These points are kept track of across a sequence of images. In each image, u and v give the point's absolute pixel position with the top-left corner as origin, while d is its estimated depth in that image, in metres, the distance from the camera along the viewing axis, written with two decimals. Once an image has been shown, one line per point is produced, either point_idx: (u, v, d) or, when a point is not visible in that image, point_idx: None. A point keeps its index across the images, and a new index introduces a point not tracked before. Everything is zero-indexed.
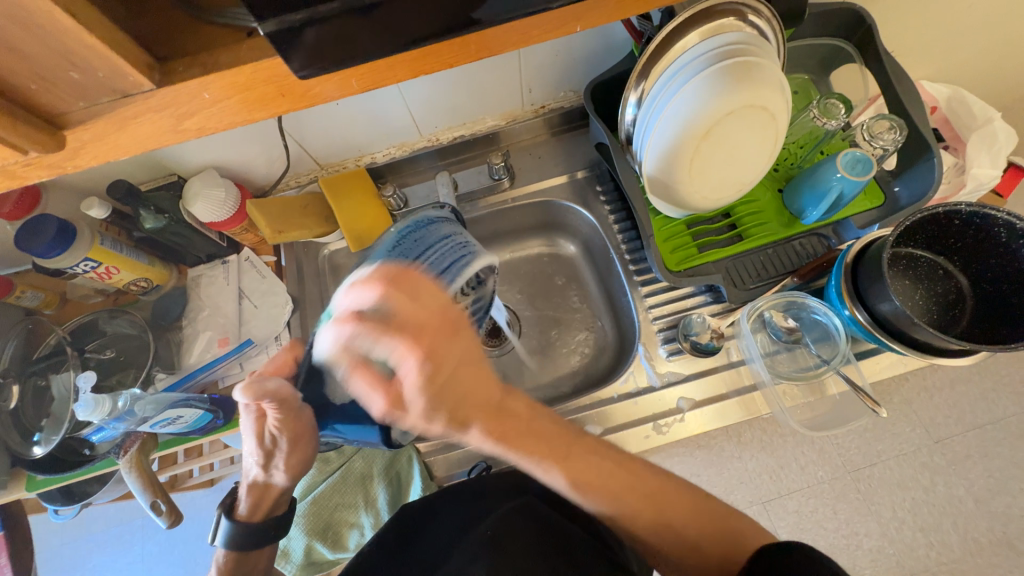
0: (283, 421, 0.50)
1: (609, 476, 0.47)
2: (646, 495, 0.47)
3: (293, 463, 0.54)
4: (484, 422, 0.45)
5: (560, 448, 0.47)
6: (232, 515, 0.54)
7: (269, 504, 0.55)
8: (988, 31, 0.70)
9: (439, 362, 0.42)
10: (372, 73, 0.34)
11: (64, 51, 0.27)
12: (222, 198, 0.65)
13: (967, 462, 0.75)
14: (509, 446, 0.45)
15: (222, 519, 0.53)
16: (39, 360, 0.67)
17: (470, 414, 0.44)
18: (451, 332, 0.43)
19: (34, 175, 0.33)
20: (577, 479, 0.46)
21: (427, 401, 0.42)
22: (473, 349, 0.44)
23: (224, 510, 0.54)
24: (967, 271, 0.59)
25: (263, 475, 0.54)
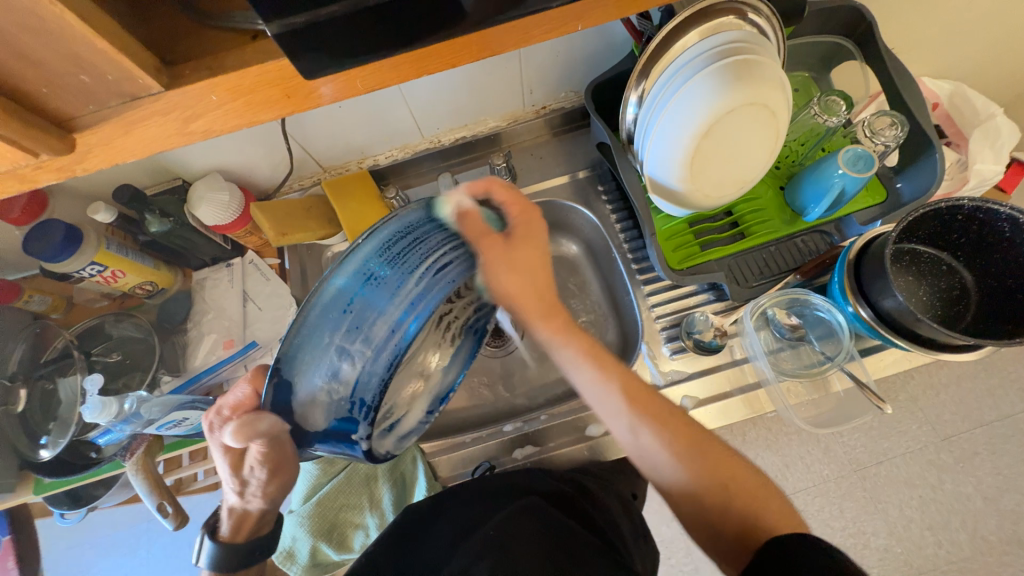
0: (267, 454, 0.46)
1: (655, 406, 0.51)
2: (688, 437, 0.49)
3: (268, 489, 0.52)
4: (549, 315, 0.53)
5: (631, 388, 0.51)
6: (215, 537, 0.51)
7: (252, 526, 0.53)
8: (989, 27, 0.70)
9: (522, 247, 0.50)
10: (375, 74, 0.34)
11: (73, 55, 0.28)
12: (226, 202, 0.66)
13: (974, 460, 0.75)
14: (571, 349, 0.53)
15: (205, 541, 0.50)
16: (46, 363, 0.67)
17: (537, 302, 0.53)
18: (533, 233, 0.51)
19: (43, 178, 0.34)
20: (630, 396, 0.51)
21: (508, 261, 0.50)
22: (537, 257, 0.51)
23: (205, 532, 0.51)
24: (970, 266, 0.59)
25: (240, 501, 0.52)
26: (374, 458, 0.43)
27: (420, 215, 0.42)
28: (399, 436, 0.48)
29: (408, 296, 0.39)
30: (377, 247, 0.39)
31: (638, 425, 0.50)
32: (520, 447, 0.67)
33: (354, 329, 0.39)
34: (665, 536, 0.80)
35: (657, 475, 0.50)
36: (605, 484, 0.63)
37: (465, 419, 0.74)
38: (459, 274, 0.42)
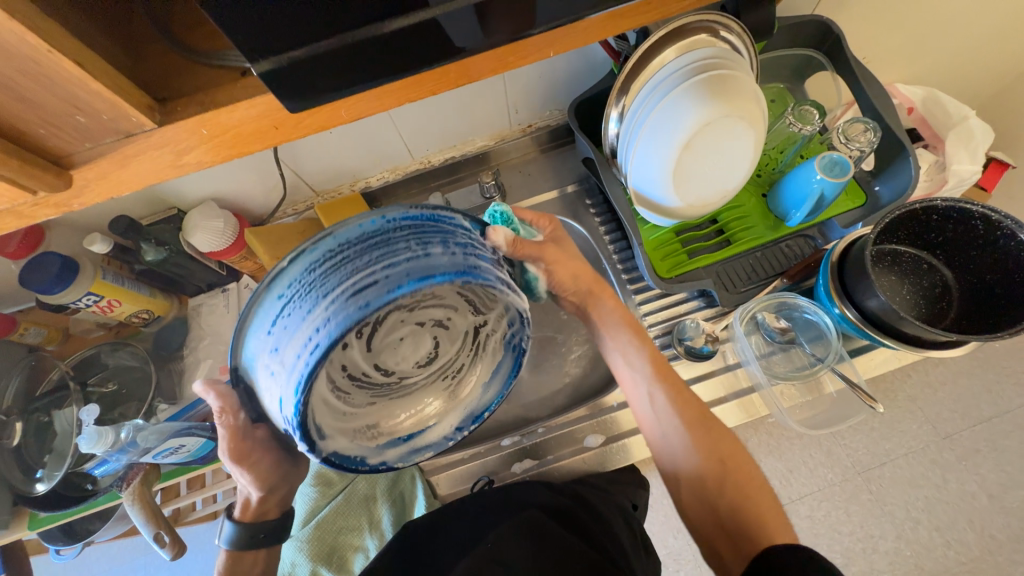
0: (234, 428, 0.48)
1: (679, 388, 0.54)
2: (700, 416, 0.53)
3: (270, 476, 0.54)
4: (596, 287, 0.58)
5: (657, 363, 0.55)
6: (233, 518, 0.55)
7: (257, 509, 0.55)
8: (956, 35, 0.73)
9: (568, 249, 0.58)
10: (360, 103, 0.36)
11: (71, 97, 0.29)
12: (221, 229, 0.67)
13: (976, 457, 0.75)
14: (616, 315, 0.58)
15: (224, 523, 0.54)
16: (41, 396, 0.67)
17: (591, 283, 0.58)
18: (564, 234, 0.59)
19: (41, 214, 0.35)
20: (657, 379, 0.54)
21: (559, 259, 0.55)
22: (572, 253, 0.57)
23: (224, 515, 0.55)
24: (950, 263, 0.60)
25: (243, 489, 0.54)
26: (340, 465, 0.43)
27: (366, 228, 0.38)
28: (396, 452, 0.48)
29: (312, 323, 0.35)
30: (306, 265, 0.37)
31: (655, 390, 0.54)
32: (519, 461, 0.67)
33: (275, 348, 0.37)
34: (672, 548, 0.79)
35: (667, 456, 0.53)
36: (604, 494, 0.63)
37: None
38: (380, 296, 0.34)
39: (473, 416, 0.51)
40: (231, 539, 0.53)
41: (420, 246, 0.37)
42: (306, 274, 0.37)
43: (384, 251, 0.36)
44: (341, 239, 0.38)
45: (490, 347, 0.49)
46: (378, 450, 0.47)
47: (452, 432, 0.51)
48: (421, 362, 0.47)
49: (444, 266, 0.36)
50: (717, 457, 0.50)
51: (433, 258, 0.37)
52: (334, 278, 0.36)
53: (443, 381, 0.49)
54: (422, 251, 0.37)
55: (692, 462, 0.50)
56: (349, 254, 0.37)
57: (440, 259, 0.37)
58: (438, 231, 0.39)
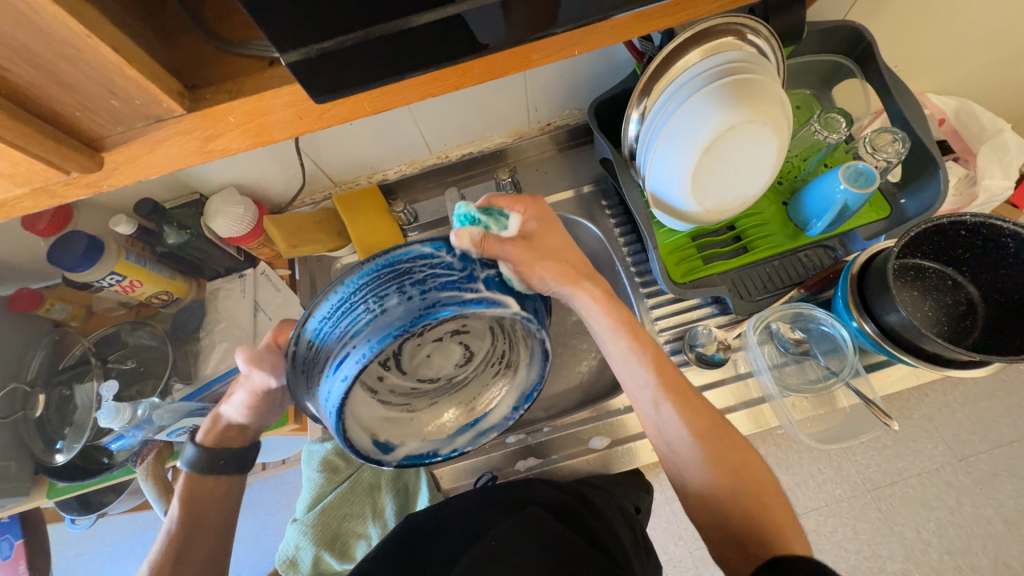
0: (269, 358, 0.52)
1: (690, 395, 0.51)
2: (717, 425, 0.50)
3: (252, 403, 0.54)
4: (579, 279, 0.53)
5: (660, 365, 0.52)
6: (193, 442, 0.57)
7: (220, 436, 0.57)
8: (995, 46, 0.70)
9: (548, 233, 0.53)
10: (381, 97, 0.36)
11: (106, 82, 0.30)
12: (240, 215, 0.68)
13: (994, 482, 0.73)
14: (609, 307, 0.53)
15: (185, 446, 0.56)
16: (64, 370, 0.69)
17: (577, 272, 0.53)
18: (551, 218, 0.55)
19: (72, 194, 0.36)
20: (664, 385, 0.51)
21: (539, 252, 0.51)
22: (558, 240, 0.54)
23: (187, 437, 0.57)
24: (976, 281, 0.58)
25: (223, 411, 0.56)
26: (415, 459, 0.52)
27: (335, 300, 0.41)
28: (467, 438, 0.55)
29: (320, 398, 0.42)
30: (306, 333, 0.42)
31: (660, 398, 0.51)
32: (523, 459, 0.67)
33: (311, 401, 0.44)
34: (673, 555, 0.79)
35: (679, 470, 0.51)
36: (605, 494, 0.62)
37: None
38: (356, 366, 0.38)
39: (526, 396, 0.54)
40: (191, 462, 0.56)
41: (395, 299, 0.40)
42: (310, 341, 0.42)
43: (364, 311, 0.40)
44: (323, 309, 0.41)
45: (519, 331, 0.52)
46: (450, 440, 0.55)
47: (511, 412, 0.54)
48: (460, 358, 0.53)
49: (401, 317, 0.39)
50: (729, 469, 0.48)
51: (392, 312, 0.39)
52: (332, 348, 0.40)
53: (491, 369, 0.54)
54: (380, 310, 0.39)
55: (705, 475, 0.49)
56: (335, 319, 0.41)
57: (410, 309, 0.39)
58: (398, 273, 0.41)
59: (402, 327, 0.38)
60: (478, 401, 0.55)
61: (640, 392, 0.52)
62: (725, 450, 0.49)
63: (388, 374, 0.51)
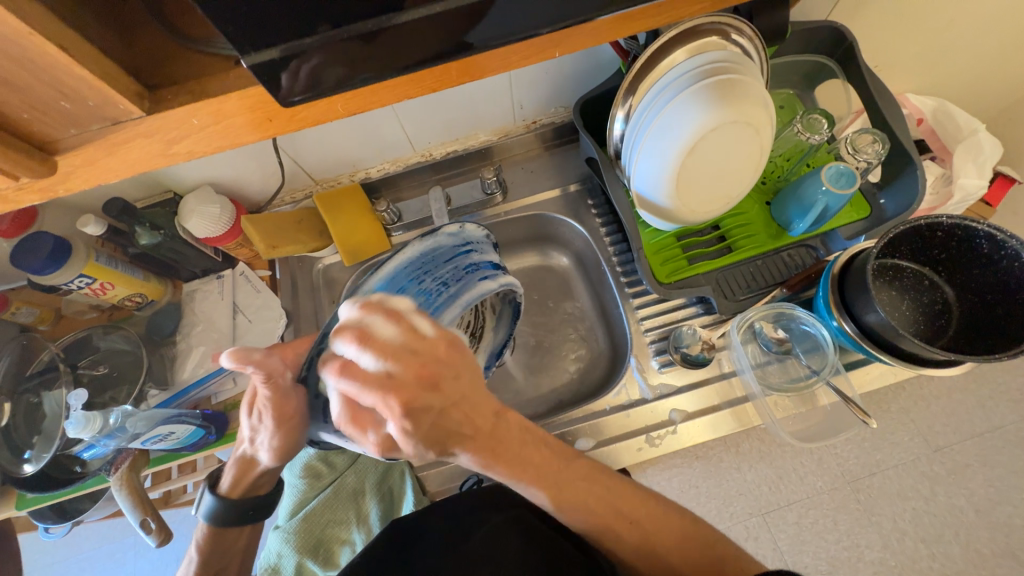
0: (272, 399, 0.47)
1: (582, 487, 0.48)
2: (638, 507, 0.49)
3: (276, 448, 0.50)
4: (454, 447, 0.42)
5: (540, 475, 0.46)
6: (216, 490, 0.57)
7: (249, 483, 0.56)
8: (972, 47, 0.71)
9: (444, 388, 0.40)
10: (358, 96, 0.35)
11: (55, 82, 0.29)
12: (217, 214, 0.66)
13: (966, 471, 0.75)
14: (498, 463, 0.44)
15: (205, 495, 0.56)
16: (32, 376, 0.67)
17: (462, 439, 0.42)
18: (417, 335, 0.40)
19: (27, 199, 0.35)
20: (560, 499, 0.47)
21: (422, 435, 0.38)
22: (470, 387, 0.42)
23: (207, 486, 0.57)
24: (952, 281, 0.60)
25: (252, 452, 0.53)
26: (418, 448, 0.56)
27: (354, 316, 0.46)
28: None
29: None
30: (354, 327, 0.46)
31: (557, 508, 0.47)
32: None
33: None
34: None
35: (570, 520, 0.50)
36: None
37: None
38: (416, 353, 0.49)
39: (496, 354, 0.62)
40: (208, 514, 0.56)
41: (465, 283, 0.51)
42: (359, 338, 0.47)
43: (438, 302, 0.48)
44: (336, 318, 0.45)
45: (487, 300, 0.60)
46: None
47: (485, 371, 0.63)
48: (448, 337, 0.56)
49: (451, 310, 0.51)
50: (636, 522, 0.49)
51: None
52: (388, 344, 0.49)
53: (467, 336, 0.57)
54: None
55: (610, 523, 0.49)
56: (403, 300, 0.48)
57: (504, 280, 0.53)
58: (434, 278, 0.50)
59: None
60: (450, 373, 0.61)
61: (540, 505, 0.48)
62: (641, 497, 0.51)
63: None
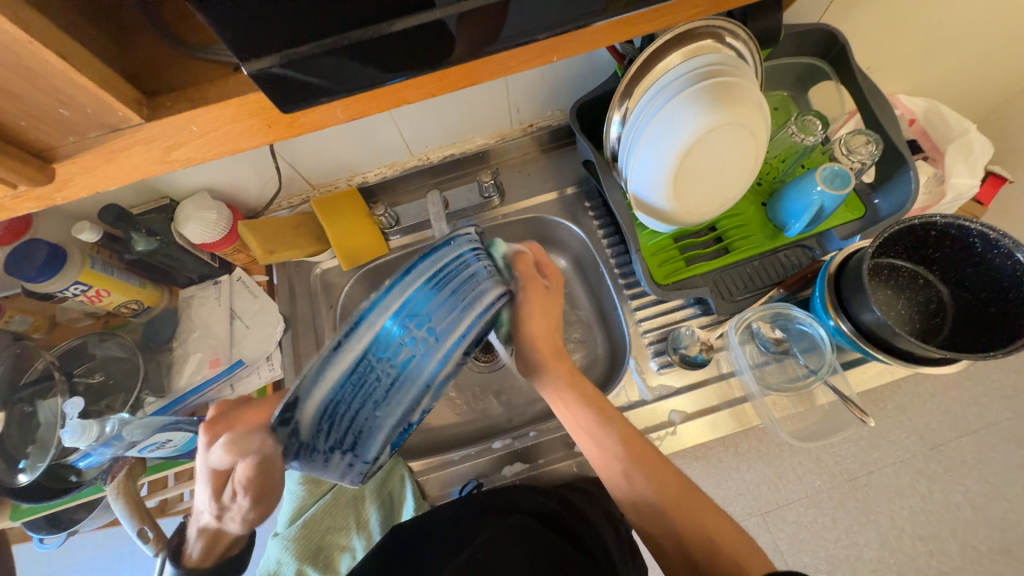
0: (253, 480, 0.43)
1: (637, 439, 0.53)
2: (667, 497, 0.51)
3: (247, 522, 0.48)
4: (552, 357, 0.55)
5: (596, 406, 0.54)
6: (179, 561, 0.53)
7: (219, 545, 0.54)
8: (963, 48, 0.72)
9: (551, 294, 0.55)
10: (357, 102, 0.35)
11: (53, 90, 0.28)
12: (213, 220, 0.65)
13: (962, 468, 0.75)
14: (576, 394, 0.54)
15: (170, 567, 0.52)
16: (26, 385, 0.66)
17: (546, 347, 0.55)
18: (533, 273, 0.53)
19: (24, 207, 0.34)
20: (623, 442, 0.52)
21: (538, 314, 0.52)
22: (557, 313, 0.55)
23: (171, 557, 0.53)
24: (946, 279, 0.60)
25: (216, 523, 0.50)
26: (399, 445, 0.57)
27: (338, 389, 0.36)
28: None
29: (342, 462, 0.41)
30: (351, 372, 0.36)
31: (632, 471, 0.51)
32: (510, 464, 0.67)
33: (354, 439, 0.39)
34: None
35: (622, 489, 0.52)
36: (590, 498, 0.62)
37: (456, 436, 0.73)
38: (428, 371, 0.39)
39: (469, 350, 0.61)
40: None
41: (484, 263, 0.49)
42: (363, 377, 0.36)
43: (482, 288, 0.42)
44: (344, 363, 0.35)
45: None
46: None
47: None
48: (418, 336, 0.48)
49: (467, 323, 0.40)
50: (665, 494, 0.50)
51: (415, 365, 0.38)
52: (385, 378, 0.37)
53: None
54: (397, 369, 0.38)
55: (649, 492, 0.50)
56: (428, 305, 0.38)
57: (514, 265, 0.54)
58: (438, 295, 0.38)
59: (445, 359, 0.39)
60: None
61: (611, 464, 0.52)
62: (663, 489, 0.50)
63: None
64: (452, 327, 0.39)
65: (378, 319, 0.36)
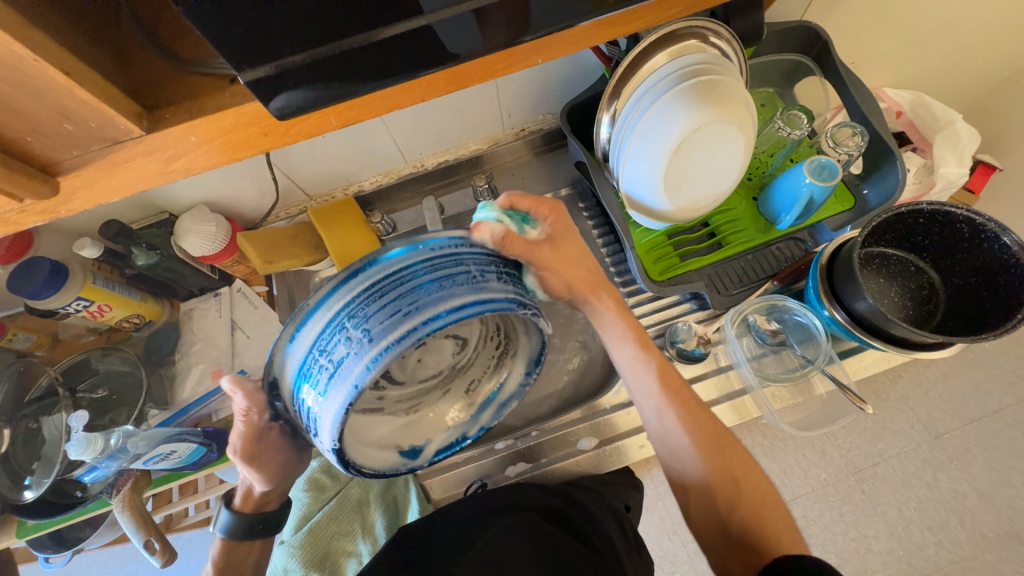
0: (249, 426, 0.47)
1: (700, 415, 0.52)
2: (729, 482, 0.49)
3: (263, 475, 0.51)
4: (597, 290, 0.54)
5: (674, 384, 0.53)
6: (231, 507, 0.55)
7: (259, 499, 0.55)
8: (945, 40, 0.74)
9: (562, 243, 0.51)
10: (351, 108, 0.36)
11: (57, 106, 0.29)
12: (213, 232, 0.66)
13: (967, 456, 0.76)
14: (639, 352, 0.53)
15: (221, 512, 0.54)
16: (30, 403, 0.66)
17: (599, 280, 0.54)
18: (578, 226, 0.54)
19: (28, 221, 0.35)
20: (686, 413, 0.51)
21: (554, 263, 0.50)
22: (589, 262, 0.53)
23: (222, 504, 0.55)
24: (937, 266, 0.61)
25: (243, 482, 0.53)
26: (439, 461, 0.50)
27: (298, 363, 0.38)
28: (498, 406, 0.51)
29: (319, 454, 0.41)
30: (304, 354, 0.38)
31: (664, 406, 0.52)
32: (512, 464, 0.67)
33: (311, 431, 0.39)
34: (667, 550, 0.82)
35: (677, 466, 0.51)
36: (594, 495, 0.64)
37: None
38: (351, 373, 0.35)
39: (535, 360, 0.49)
40: (226, 528, 0.53)
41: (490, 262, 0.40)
42: (311, 362, 0.37)
43: (437, 287, 0.36)
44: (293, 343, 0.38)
45: None
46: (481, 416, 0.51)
47: (526, 378, 0.50)
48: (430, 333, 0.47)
49: (394, 326, 0.35)
50: (728, 473, 0.49)
51: (347, 366, 0.35)
52: (323, 374, 0.36)
53: (492, 345, 0.51)
54: (333, 364, 0.36)
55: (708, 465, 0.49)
56: (366, 300, 0.36)
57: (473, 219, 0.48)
58: (395, 295, 0.36)
59: (375, 361, 0.34)
60: (489, 374, 0.51)
61: (641, 399, 0.53)
62: (717, 468, 0.49)
63: (387, 389, 0.48)
64: (390, 329, 0.35)
65: (336, 303, 0.37)
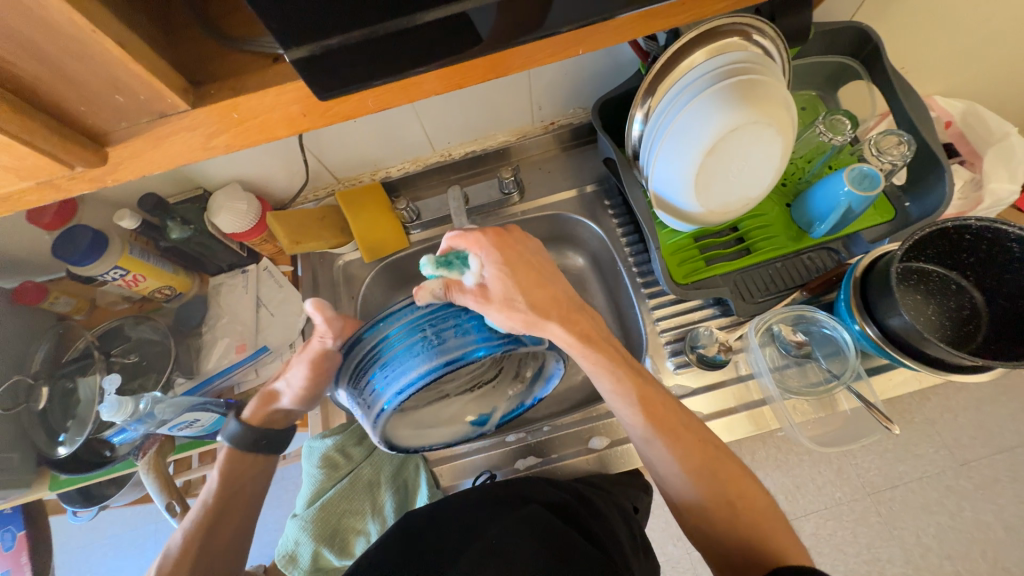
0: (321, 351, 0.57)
1: (693, 436, 0.51)
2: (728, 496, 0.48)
3: (299, 394, 0.61)
4: (570, 314, 0.53)
5: (657, 409, 0.52)
6: (239, 418, 0.63)
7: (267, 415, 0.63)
8: (1005, 48, 0.70)
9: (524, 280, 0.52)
10: (387, 92, 0.36)
11: (111, 77, 0.30)
12: (244, 210, 0.68)
13: (995, 486, 0.72)
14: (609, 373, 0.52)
15: (230, 421, 0.62)
16: (68, 363, 0.71)
17: (550, 310, 0.52)
18: (512, 249, 0.53)
19: (77, 188, 0.36)
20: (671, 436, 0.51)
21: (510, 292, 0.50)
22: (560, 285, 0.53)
23: (234, 412, 0.64)
24: (981, 286, 0.58)
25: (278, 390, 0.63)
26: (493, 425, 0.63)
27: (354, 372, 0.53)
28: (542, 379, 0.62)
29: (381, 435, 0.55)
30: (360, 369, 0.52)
31: (652, 438, 0.51)
32: (523, 457, 0.67)
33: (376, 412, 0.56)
34: (670, 556, 0.81)
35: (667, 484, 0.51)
36: (605, 494, 0.63)
37: None
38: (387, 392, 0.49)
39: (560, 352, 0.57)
40: (231, 437, 0.62)
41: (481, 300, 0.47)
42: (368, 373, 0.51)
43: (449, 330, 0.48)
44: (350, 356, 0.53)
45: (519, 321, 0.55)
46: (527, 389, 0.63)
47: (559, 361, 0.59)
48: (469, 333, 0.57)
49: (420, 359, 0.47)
50: (724, 495, 0.48)
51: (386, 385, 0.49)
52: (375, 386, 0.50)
53: None
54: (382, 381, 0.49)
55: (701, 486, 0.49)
56: (403, 334, 0.49)
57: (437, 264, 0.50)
58: (402, 350, 0.49)
59: (399, 395, 0.47)
60: (529, 359, 0.63)
61: (630, 429, 0.53)
62: (714, 483, 0.49)
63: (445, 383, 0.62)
64: (414, 363, 0.48)
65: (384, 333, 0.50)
